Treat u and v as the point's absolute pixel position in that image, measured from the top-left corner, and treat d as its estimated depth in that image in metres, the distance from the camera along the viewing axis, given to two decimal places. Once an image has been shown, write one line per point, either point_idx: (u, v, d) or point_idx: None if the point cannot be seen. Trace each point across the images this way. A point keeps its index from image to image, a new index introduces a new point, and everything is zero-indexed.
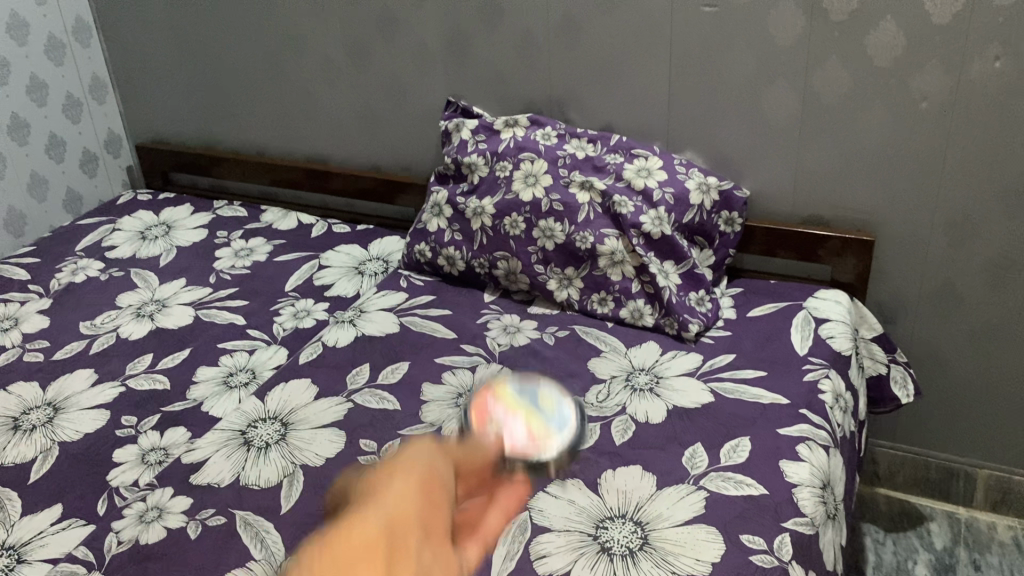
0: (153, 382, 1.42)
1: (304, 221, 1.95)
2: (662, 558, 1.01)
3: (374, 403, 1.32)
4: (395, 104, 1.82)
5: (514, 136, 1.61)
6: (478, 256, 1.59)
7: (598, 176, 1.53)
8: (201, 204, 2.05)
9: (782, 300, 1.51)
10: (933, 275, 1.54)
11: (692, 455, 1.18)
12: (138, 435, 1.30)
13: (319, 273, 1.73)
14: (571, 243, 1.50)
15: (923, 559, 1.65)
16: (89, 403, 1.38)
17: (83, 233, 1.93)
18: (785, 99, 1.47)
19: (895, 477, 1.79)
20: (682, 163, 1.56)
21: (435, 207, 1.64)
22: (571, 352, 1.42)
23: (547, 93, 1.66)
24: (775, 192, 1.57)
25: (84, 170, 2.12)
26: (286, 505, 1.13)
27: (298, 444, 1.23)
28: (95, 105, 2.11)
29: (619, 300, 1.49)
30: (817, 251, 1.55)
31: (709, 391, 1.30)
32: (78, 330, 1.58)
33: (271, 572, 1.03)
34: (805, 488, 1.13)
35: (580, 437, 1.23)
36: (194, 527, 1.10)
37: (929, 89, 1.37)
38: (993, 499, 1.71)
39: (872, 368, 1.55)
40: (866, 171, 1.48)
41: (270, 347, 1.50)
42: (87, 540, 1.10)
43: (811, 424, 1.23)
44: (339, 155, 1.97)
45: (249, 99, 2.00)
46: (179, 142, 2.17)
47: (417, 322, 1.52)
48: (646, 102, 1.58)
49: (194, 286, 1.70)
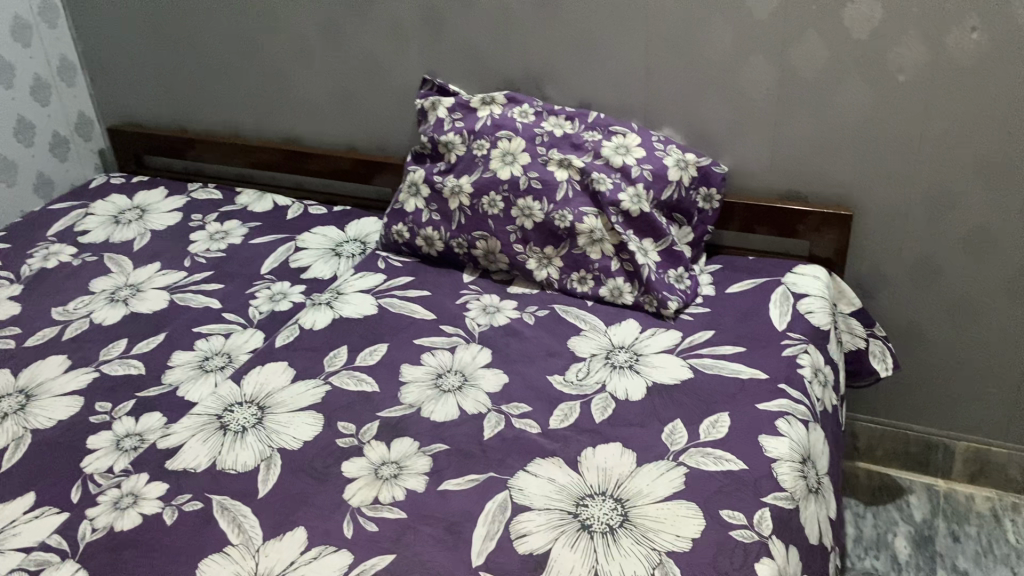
0: (128, 367, 1.40)
1: (280, 203, 1.92)
2: (642, 534, 1.01)
3: (352, 385, 1.31)
4: (370, 82, 1.80)
5: (491, 114, 1.59)
6: (456, 236, 1.57)
7: (576, 154, 1.52)
8: (175, 187, 2.02)
9: (761, 276, 1.51)
10: (911, 249, 1.54)
11: (671, 432, 1.18)
12: (112, 420, 1.28)
13: (295, 255, 1.71)
14: (550, 222, 1.49)
15: (903, 532, 1.66)
16: (61, 390, 1.36)
17: (55, 218, 1.90)
18: (763, 73, 1.46)
19: (875, 451, 1.80)
20: (660, 140, 1.55)
21: (412, 186, 1.63)
22: (551, 331, 1.41)
23: (524, 70, 1.64)
24: (753, 167, 1.57)
25: (55, 154, 2.08)
26: (263, 490, 1.12)
27: (275, 428, 1.22)
28: (64, 87, 2.07)
29: (599, 278, 1.48)
30: (797, 227, 1.54)
31: (688, 367, 1.30)
32: (50, 317, 1.55)
33: (248, 556, 1.02)
34: (785, 462, 1.13)
35: (559, 415, 1.23)
36: (170, 512, 1.09)
37: (906, 62, 1.36)
38: (971, 471, 1.73)
39: (851, 342, 1.55)
40: (845, 145, 1.48)
41: (246, 330, 1.48)
42: (60, 528, 1.09)
43: (790, 399, 1.23)
44: (315, 136, 1.94)
45: (222, 80, 1.97)
46: (152, 124, 2.14)
47: (395, 304, 1.51)
48: (623, 77, 1.57)
49: (169, 270, 1.68)
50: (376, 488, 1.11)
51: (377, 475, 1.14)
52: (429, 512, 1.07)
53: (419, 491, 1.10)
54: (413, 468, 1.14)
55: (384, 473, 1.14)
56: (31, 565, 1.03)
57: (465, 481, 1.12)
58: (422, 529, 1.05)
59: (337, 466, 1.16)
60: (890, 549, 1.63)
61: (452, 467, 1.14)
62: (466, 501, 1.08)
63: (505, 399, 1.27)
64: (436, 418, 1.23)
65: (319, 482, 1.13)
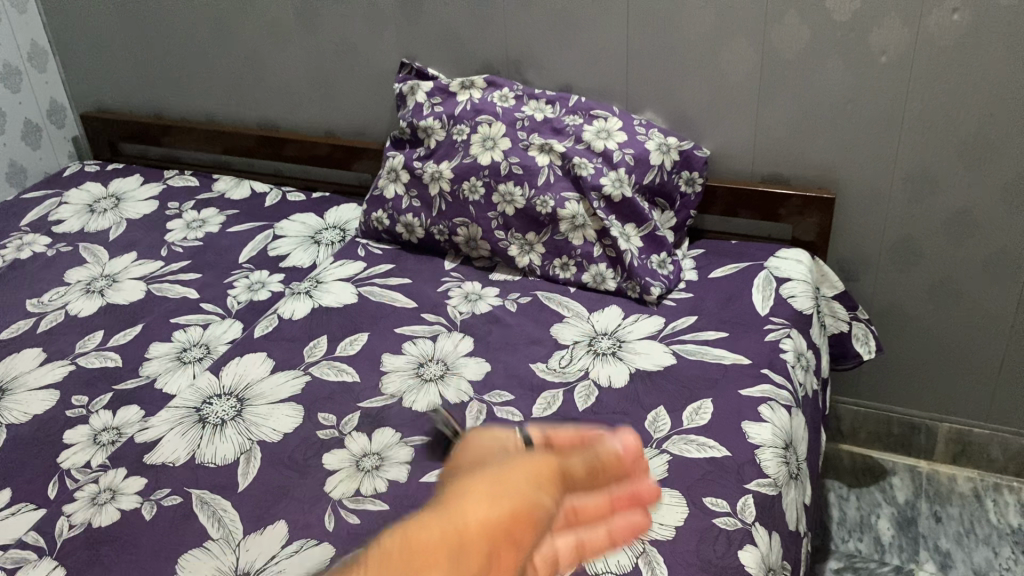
0: (104, 360, 1.38)
1: (258, 190, 1.90)
2: (626, 523, 1.01)
3: (333, 375, 1.30)
4: (347, 66, 1.77)
5: (471, 98, 1.57)
6: (437, 222, 1.55)
7: (557, 139, 1.50)
8: (151, 174, 1.99)
9: (744, 260, 1.50)
10: (894, 231, 1.53)
11: (654, 419, 1.17)
12: (89, 414, 1.26)
13: (273, 243, 1.69)
14: (531, 208, 1.47)
15: (886, 513, 1.67)
16: (36, 384, 1.34)
17: (28, 207, 1.87)
18: (743, 55, 1.45)
19: (858, 433, 1.81)
20: (642, 124, 1.54)
21: (391, 172, 1.61)
22: (533, 318, 1.40)
23: (503, 53, 1.62)
24: (735, 150, 1.56)
25: (27, 142, 2.05)
26: (243, 483, 1.11)
27: (254, 420, 1.21)
28: (36, 73, 2.03)
29: (581, 265, 1.46)
30: (778, 211, 1.54)
31: (671, 354, 1.29)
32: (24, 309, 1.53)
33: (229, 551, 1.01)
34: (768, 449, 1.12)
35: (542, 404, 1.21)
36: (148, 507, 1.08)
37: (888, 44, 1.35)
38: (953, 451, 1.74)
39: (834, 326, 1.55)
40: (826, 127, 1.47)
41: (224, 321, 1.46)
42: (37, 524, 1.07)
43: (773, 384, 1.23)
44: (293, 121, 1.91)
45: (197, 64, 1.93)
46: (126, 111, 2.10)
47: (375, 292, 1.49)
48: (603, 60, 1.55)
49: (145, 260, 1.66)
50: (357, 480, 1.10)
51: (358, 467, 1.12)
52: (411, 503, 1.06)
53: (401, 482, 1.09)
54: (394, 458, 1.13)
55: (366, 464, 1.13)
56: (8, 562, 1.02)
57: None
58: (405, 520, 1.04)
59: (317, 458, 1.14)
60: (873, 531, 1.64)
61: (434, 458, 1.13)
62: None
63: (487, 388, 1.26)
64: (417, 408, 1.22)
65: (299, 475, 1.12)
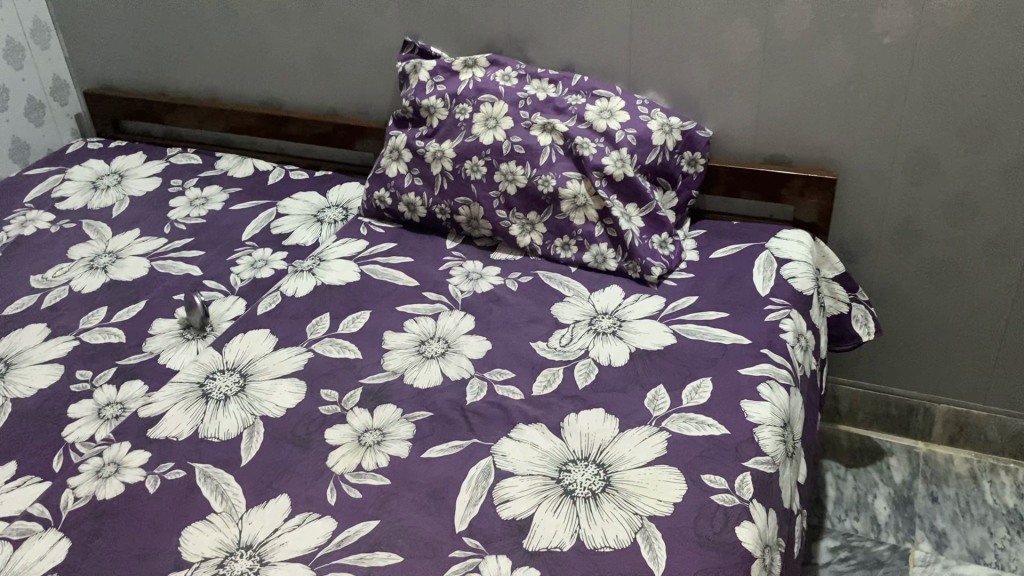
0: (108, 335, 1.39)
1: (261, 167, 1.90)
2: (625, 499, 1.02)
3: (335, 352, 1.31)
4: (349, 44, 1.77)
5: (473, 77, 1.56)
6: (439, 202, 1.56)
7: (559, 118, 1.50)
8: (154, 152, 1.99)
9: (746, 241, 1.50)
10: (895, 213, 1.54)
11: (654, 398, 1.18)
12: (93, 389, 1.28)
13: (277, 221, 1.69)
14: (533, 187, 1.48)
15: (883, 493, 1.68)
16: (41, 359, 1.35)
17: (32, 184, 1.88)
18: (745, 35, 1.44)
19: (857, 414, 1.82)
20: (645, 103, 1.53)
21: (393, 151, 1.61)
22: (534, 297, 1.41)
23: (505, 31, 1.61)
24: (737, 131, 1.56)
25: (29, 118, 2.05)
26: (246, 457, 1.12)
27: (257, 395, 1.22)
28: (38, 49, 2.03)
29: (582, 244, 1.47)
30: (780, 191, 1.54)
31: (671, 333, 1.30)
32: (28, 285, 1.54)
33: (232, 524, 1.02)
34: (766, 427, 1.13)
35: (542, 382, 1.22)
36: (152, 481, 1.09)
37: (891, 25, 1.35)
38: (951, 433, 1.75)
39: (833, 307, 1.56)
40: (829, 109, 1.47)
41: (227, 298, 1.47)
42: (43, 496, 1.09)
43: (773, 363, 1.24)
44: (295, 99, 1.91)
45: (199, 42, 1.93)
46: (129, 88, 2.10)
47: (378, 270, 1.50)
48: (606, 41, 1.55)
49: (149, 237, 1.66)
50: (359, 454, 1.12)
51: (360, 442, 1.14)
52: (412, 478, 1.07)
53: (403, 458, 1.10)
54: (396, 434, 1.14)
55: (367, 440, 1.14)
56: (14, 534, 1.04)
57: (449, 447, 1.12)
58: (405, 495, 1.05)
59: (320, 433, 1.15)
60: (870, 511, 1.65)
61: (435, 434, 1.14)
62: (448, 466, 1.09)
63: (488, 365, 1.26)
64: (419, 384, 1.23)
65: (302, 449, 1.13)
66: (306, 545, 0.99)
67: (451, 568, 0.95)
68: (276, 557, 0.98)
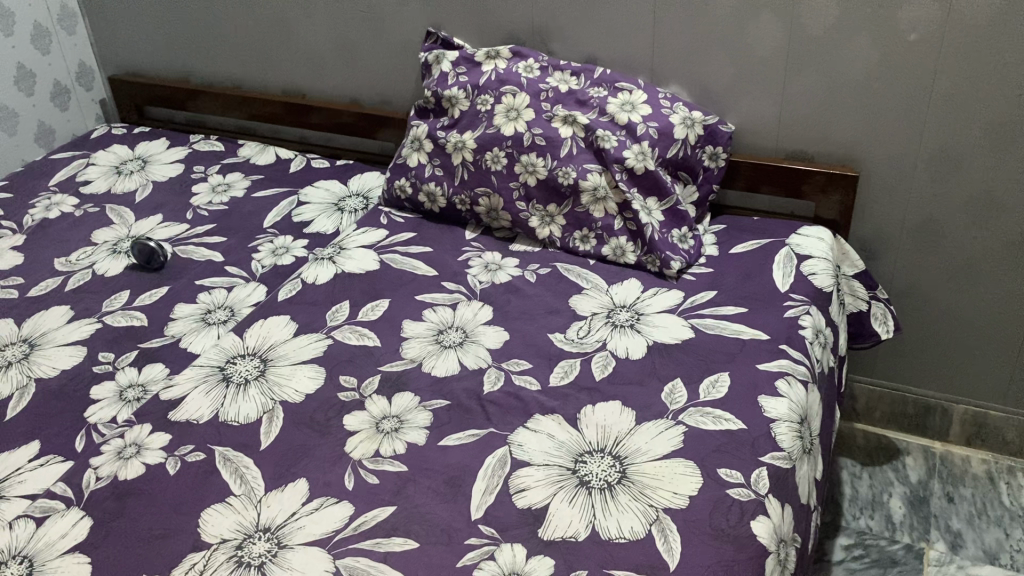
0: (130, 319, 1.41)
1: (283, 156, 1.91)
2: (640, 491, 1.02)
3: (354, 339, 1.32)
4: (372, 34, 1.77)
5: (496, 68, 1.56)
6: (459, 192, 1.56)
7: (581, 111, 1.50)
8: (177, 138, 2.01)
9: (766, 237, 1.50)
10: (916, 211, 1.53)
11: (671, 391, 1.18)
12: (116, 371, 1.29)
13: (298, 209, 1.70)
14: (553, 179, 1.48)
15: (898, 492, 1.68)
16: (64, 340, 1.37)
17: (56, 168, 1.90)
18: (769, 29, 1.44)
19: (873, 412, 1.82)
20: (667, 97, 1.53)
21: (415, 142, 1.61)
22: (552, 289, 1.41)
23: (529, 23, 1.61)
24: (759, 125, 1.55)
25: (55, 103, 2.07)
26: (265, 441, 1.13)
27: (277, 380, 1.23)
28: (65, 35, 2.05)
29: (602, 237, 1.47)
30: (802, 187, 1.53)
31: (689, 327, 1.30)
32: (53, 267, 1.56)
33: (250, 507, 1.03)
34: (783, 423, 1.13)
35: (560, 372, 1.23)
36: (173, 463, 1.10)
37: (918, 20, 1.34)
38: (969, 433, 1.74)
39: (853, 305, 1.55)
40: (853, 105, 1.46)
41: (248, 284, 1.48)
42: (65, 476, 1.10)
43: (791, 359, 1.24)
44: (317, 88, 1.92)
45: (222, 29, 1.94)
46: (152, 75, 2.12)
47: (397, 260, 1.50)
48: (629, 33, 1.55)
49: (171, 223, 1.68)
50: (377, 441, 1.12)
51: (378, 429, 1.14)
52: (429, 465, 1.08)
53: (419, 445, 1.11)
54: (413, 421, 1.15)
55: (385, 426, 1.15)
56: (37, 512, 1.05)
57: (466, 436, 1.12)
58: (422, 481, 1.06)
59: (338, 419, 1.17)
60: (885, 509, 1.65)
61: (452, 422, 1.15)
62: (465, 454, 1.09)
63: (505, 355, 1.27)
64: (437, 372, 1.24)
65: (321, 434, 1.14)
66: (323, 529, 1.00)
67: (467, 555, 0.96)
68: (294, 541, 0.99)
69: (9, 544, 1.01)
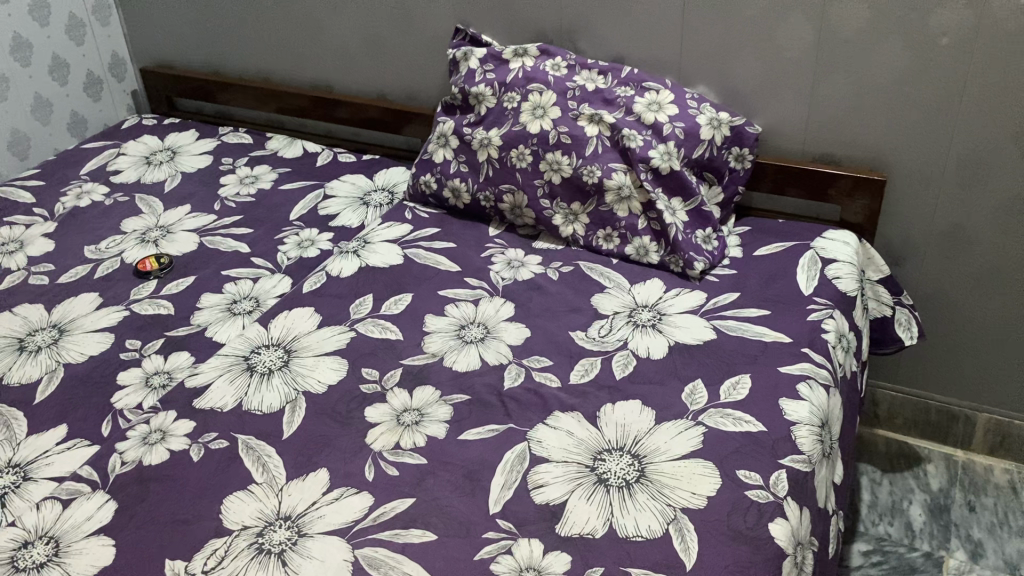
0: (157, 307, 1.43)
1: (310, 149, 1.93)
2: (658, 490, 1.02)
3: (377, 332, 1.33)
4: (401, 30, 1.78)
5: (523, 66, 1.57)
6: (484, 188, 1.57)
7: (607, 110, 1.50)
8: (206, 130, 2.03)
9: (790, 240, 1.49)
10: (943, 218, 1.52)
11: (691, 392, 1.18)
12: (142, 358, 1.31)
13: (323, 202, 1.72)
14: (578, 177, 1.48)
15: (918, 500, 1.67)
16: (92, 327, 1.39)
17: (88, 157, 1.93)
18: (799, 31, 1.43)
19: (895, 419, 1.80)
20: (694, 97, 1.53)
21: (440, 138, 1.62)
22: (575, 287, 1.42)
23: (557, 22, 1.62)
24: (786, 128, 1.55)
25: (88, 93, 2.10)
26: (287, 431, 1.14)
27: (300, 371, 1.24)
28: (98, 27, 2.08)
29: (625, 236, 1.47)
30: (827, 191, 1.53)
31: (712, 329, 1.30)
32: (83, 254, 1.58)
33: (271, 495, 1.05)
34: (804, 426, 1.13)
35: (580, 370, 1.23)
36: (196, 450, 1.12)
37: (950, 25, 1.33)
38: (991, 442, 1.73)
39: (877, 310, 1.54)
40: (882, 109, 1.45)
41: (274, 276, 1.50)
42: (91, 459, 1.12)
43: (813, 363, 1.23)
44: (345, 83, 1.94)
45: (253, 23, 1.96)
46: (184, 66, 2.14)
47: (421, 255, 1.51)
48: (658, 34, 1.54)
49: (199, 214, 1.70)
50: (397, 434, 1.13)
51: (398, 422, 1.15)
52: (448, 459, 1.09)
53: (439, 439, 1.12)
54: (433, 415, 1.16)
55: (406, 419, 1.16)
56: (63, 494, 1.07)
57: (486, 431, 1.13)
58: (441, 475, 1.07)
59: (360, 411, 1.18)
60: (905, 516, 1.64)
61: (472, 417, 1.16)
62: (485, 450, 1.10)
63: (527, 352, 1.27)
64: (458, 367, 1.25)
65: (343, 426, 1.15)
66: (342, 519, 1.01)
67: (484, 549, 0.97)
68: (314, 530, 1.00)
69: (35, 524, 1.03)
